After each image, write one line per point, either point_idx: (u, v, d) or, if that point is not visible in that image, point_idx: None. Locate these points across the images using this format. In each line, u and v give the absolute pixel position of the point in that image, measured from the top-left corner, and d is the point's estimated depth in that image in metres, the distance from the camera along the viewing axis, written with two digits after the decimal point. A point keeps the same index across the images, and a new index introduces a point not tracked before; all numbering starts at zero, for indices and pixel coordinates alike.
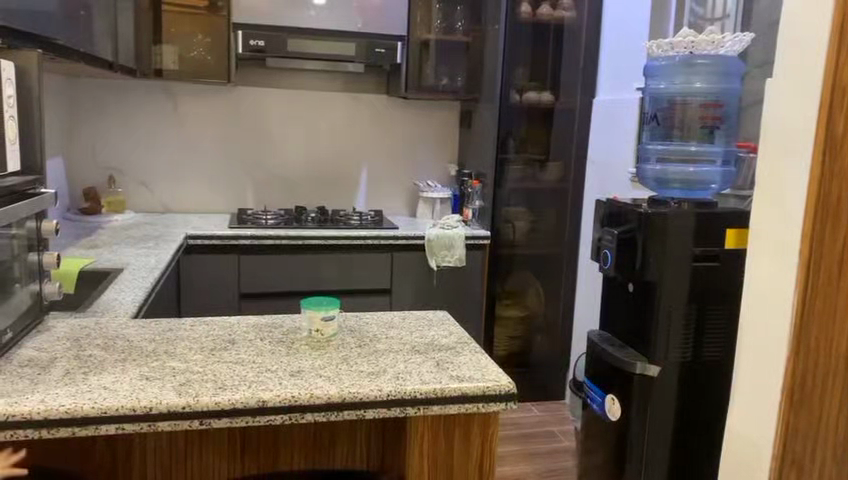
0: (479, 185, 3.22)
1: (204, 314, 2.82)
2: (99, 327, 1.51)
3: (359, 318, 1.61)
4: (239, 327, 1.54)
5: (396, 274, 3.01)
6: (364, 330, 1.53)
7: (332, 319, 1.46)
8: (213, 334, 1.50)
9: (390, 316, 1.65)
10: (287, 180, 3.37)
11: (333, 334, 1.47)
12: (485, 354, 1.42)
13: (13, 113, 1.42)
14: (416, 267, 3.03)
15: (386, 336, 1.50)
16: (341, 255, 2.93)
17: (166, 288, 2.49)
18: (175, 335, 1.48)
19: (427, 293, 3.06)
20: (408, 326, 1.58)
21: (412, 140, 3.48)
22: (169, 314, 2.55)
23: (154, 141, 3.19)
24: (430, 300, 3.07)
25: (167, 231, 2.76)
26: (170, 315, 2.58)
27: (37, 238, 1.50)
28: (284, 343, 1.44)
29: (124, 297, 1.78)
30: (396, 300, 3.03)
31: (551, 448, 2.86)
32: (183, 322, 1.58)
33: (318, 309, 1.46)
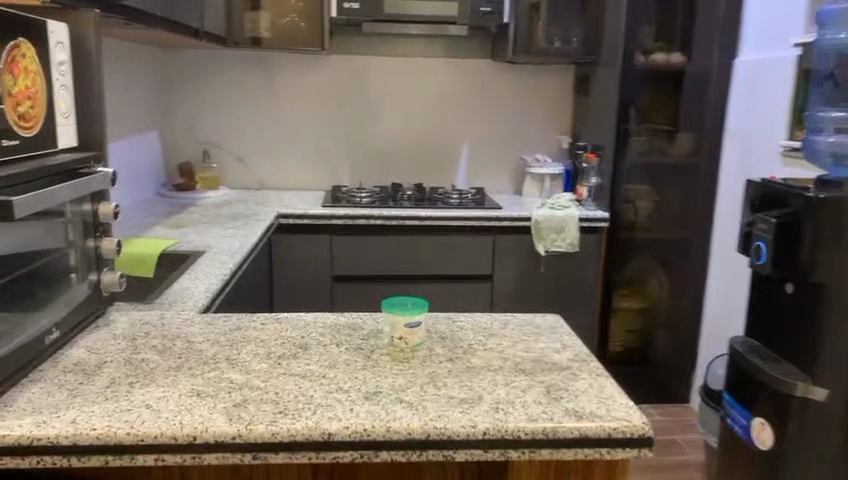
0: (595, 159, 2.87)
1: (296, 297, 2.67)
2: (161, 324, 1.34)
3: (452, 324, 1.36)
4: (314, 328, 1.33)
5: (501, 259, 2.73)
6: (458, 340, 1.28)
7: (418, 328, 1.21)
8: (284, 335, 1.29)
9: (490, 321, 1.39)
10: (385, 155, 3.15)
11: (418, 346, 1.22)
12: (609, 380, 1.13)
13: (65, 82, 1.26)
14: (523, 252, 2.74)
15: (482, 349, 1.24)
16: (440, 238, 2.68)
17: (256, 273, 2.34)
18: (243, 335, 1.29)
19: (534, 281, 2.76)
20: (512, 337, 1.31)
21: (520, 110, 3.16)
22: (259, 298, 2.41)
23: (248, 114, 3.06)
24: (538, 289, 2.77)
25: (257, 210, 2.62)
26: (259, 299, 2.44)
27: (94, 223, 1.33)
28: (362, 352, 1.21)
29: (196, 286, 1.61)
30: (500, 287, 2.75)
31: (676, 462, 2.51)
32: (254, 318, 1.39)
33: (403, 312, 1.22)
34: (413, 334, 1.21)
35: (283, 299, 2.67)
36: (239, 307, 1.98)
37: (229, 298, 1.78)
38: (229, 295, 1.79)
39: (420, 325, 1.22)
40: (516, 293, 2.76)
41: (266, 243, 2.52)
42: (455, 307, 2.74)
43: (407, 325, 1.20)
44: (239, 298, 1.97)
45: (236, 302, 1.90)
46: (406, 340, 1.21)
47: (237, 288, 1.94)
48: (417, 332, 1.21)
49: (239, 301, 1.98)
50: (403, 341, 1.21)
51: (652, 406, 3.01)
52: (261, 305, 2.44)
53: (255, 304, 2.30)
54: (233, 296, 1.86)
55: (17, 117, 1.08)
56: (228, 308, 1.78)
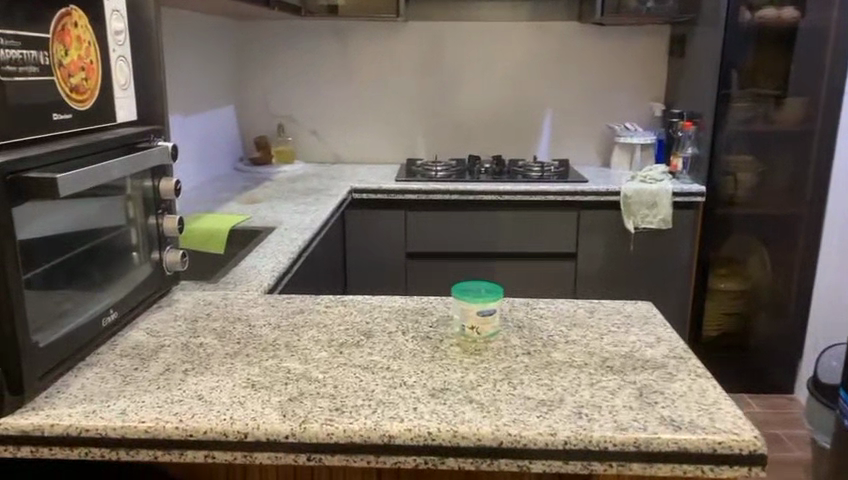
0: (692, 128, 2.64)
1: (370, 274, 2.60)
2: (223, 305, 1.29)
3: (529, 312, 1.24)
4: (380, 313, 1.24)
5: (586, 236, 2.56)
6: (536, 331, 1.16)
7: (490, 316, 1.10)
8: (348, 319, 1.21)
9: (573, 309, 1.26)
10: (464, 126, 3.02)
11: (490, 336, 1.11)
12: (711, 382, 0.98)
13: (123, 53, 1.20)
14: (610, 229, 2.55)
15: (563, 342, 1.12)
16: (521, 214, 2.54)
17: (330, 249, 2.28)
18: (305, 319, 1.21)
19: (621, 259, 2.58)
20: (596, 329, 1.17)
21: (608, 76, 2.94)
22: (332, 275, 2.35)
23: (323, 86, 2.99)
24: (625, 269, 2.59)
25: (332, 184, 2.56)
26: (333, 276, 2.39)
27: (157, 199, 1.28)
28: (430, 342, 1.10)
29: (264, 264, 1.55)
30: (584, 266, 2.59)
31: (779, 459, 2.30)
32: (317, 300, 1.31)
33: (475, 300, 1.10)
34: (485, 323, 1.10)
35: (357, 276, 2.61)
36: (312, 286, 1.93)
37: (299, 276, 1.72)
38: (299, 273, 1.73)
39: (493, 314, 1.11)
40: (602, 272, 2.59)
41: (340, 219, 2.46)
42: (537, 286, 2.60)
43: (479, 314, 1.10)
44: (312, 276, 1.92)
45: (307, 280, 1.84)
46: (478, 330, 1.10)
47: (309, 265, 1.88)
48: (490, 321, 1.10)
49: (312, 278, 1.93)
50: (474, 331, 1.10)
51: (747, 396, 2.78)
52: (335, 282, 2.39)
53: (329, 281, 2.25)
54: (304, 273, 1.80)
55: (69, 90, 1.03)
56: (298, 286, 1.72)
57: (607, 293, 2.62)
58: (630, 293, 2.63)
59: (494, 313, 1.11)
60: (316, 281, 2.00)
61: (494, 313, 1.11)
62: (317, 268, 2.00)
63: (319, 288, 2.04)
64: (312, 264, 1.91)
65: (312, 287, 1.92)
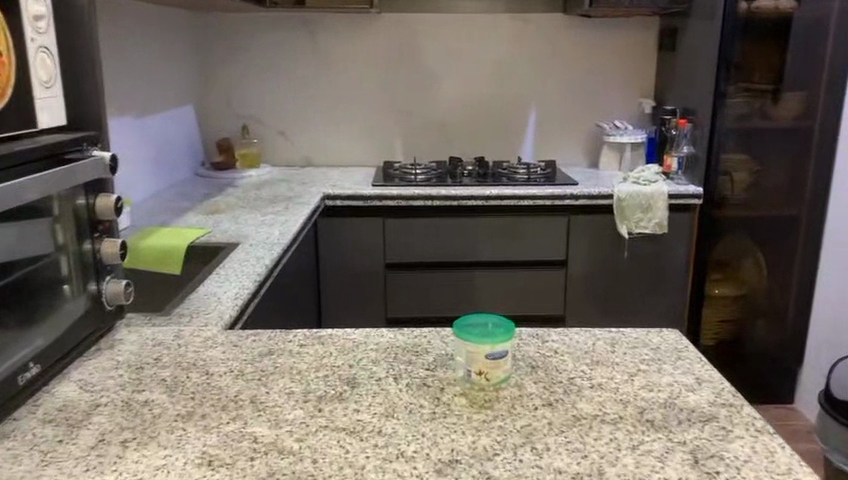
0: (687, 126, 2.49)
1: (346, 287, 2.40)
2: (174, 347, 1.07)
3: (541, 349, 1.05)
4: (365, 353, 1.04)
5: (576, 244, 2.38)
6: (553, 374, 0.97)
7: (502, 360, 0.91)
8: (327, 363, 1.01)
9: (591, 342, 1.08)
10: (442, 126, 2.83)
11: (500, 383, 0.92)
12: (776, 440, 0.81)
13: (45, 44, 0.98)
14: (602, 236, 2.39)
15: (588, 388, 0.93)
16: (508, 219, 2.36)
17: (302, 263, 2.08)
18: (274, 363, 1.01)
19: (615, 267, 2.42)
20: (623, 369, 0.99)
21: (594, 71, 2.78)
22: (305, 291, 2.14)
23: (290, 84, 2.77)
24: (617, 279, 2.43)
25: (302, 190, 2.34)
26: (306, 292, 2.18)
27: (94, 220, 1.06)
28: (430, 394, 0.91)
29: (225, 290, 1.33)
30: (576, 275, 2.41)
31: None
32: (289, 337, 1.11)
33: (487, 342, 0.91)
34: (496, 369, 0.91)
35: (332, 290, 2.40)
36: (281, 308, 1.72)
37: (265, 300, 1.51)
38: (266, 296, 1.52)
39: (505, 357, 0.92)
40: (592, 286, 2.43)
41: (311, 229, 2.25)
42: (526, 297, 2.43)
43: (488, 358, 0.91)
44: (281, 296, 1.71)
45: (275, 302, 1.63)
46: (487, 377, 0.91)
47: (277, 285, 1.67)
48: (501, 365, 0.92)
49: (281, 298, 1.72)
50: (482, 377, 0.91)
51: (763, 409, 2.64)
52: (307, 300, 2.18)
53: (301, 299, 2.04)
54: (271, 295, 1.60)
55: None
56: (265, 313, 1.51)
57: (599, 308, 2.46)
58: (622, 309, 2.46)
59: (505, 356, 0.92)
60: (287, 302, 1.79)
61: (506, 356, 0.92)
62: (287, 286, 1.79)
63: (289, 310, 1.84)
64: (280, 283, 1.70)
65: (281, 310, 1.72)
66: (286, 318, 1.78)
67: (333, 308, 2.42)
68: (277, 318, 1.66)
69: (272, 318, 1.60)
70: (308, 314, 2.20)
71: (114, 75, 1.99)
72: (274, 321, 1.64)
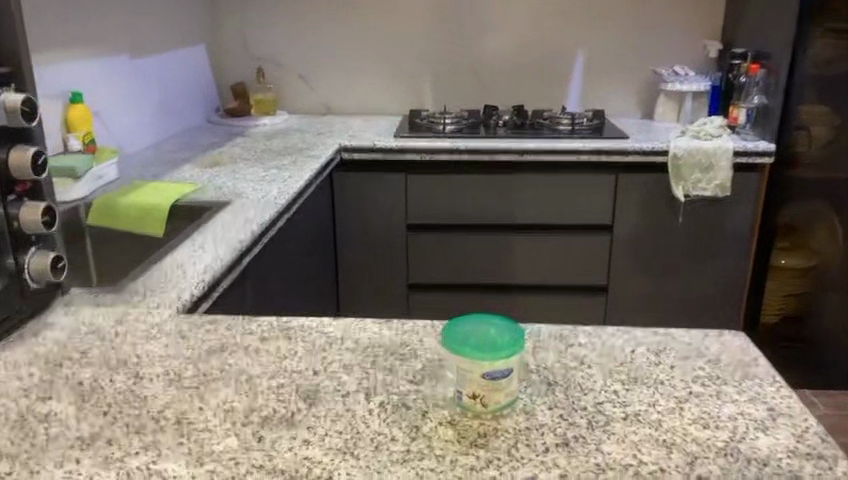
0: (759, 72, 2.15)
1: (365, 250, 2.19)
2: (110, 337, 0.87)
3: (562, 359, 0.81)
4: (338, 355, 0.82)
5: (623, 207, 2.10)
6: (575, 399, 0.73)
7: (504, 381, 0.69)
8: (285, 367, 0.80)
9: (628, 349, 0.84)
10: (477, 71, 2.54)
11: (501, 409, 0.70)
12: None
13: None
14: (654, 199, 2.10)
15: (620, 422, 0.69)
16: (546, 177, 2.09)
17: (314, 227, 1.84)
18: (221, 366, 0.80)
19: (667, 233, 2.14)
20: (669, 392, 0.75)
21: (652, 9, 2.44)
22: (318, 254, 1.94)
23: (310, 23, 2.52)
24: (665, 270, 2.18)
25: (317, 141, 2.12)
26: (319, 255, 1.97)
27: (9, 180, 0.85)
28: (406, 421, 0.69)
29: (194, 262, 1.13)
30: (622, 241, 2.14)
31: None
32: (251, 328, 0.90)
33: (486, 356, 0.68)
34: (496, 392, 0.69)
35: (350, 254, 2.20)
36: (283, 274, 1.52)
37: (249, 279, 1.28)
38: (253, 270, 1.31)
39: (510, 377, 0.69)
40: (636, 283, 2.20)
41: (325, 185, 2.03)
42: (564, 265, 2.17)
43: (485, 378, 0.68)
44: (283, 269, 1.50)
45: (271, 278, 1.41)
46: (483, 402, 0.69)
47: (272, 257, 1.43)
48: (504, 388, 0.69)
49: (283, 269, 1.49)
50: (477, 403, 0.69)
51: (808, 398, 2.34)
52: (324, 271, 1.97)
53: (315, 267, 1.84)
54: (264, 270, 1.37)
55: None
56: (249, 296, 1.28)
57: (645, 304, 2.23)
58: (670, 307, 2.23)
59: (511, 376, 0.69)
60: (292, 271, 1.58)
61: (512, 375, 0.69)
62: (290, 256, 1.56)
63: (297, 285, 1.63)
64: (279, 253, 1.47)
65: (284, 285, 1.51)
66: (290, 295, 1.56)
67: (352, 271, 2.21)
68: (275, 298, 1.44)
69: (266, 296, 1.38)
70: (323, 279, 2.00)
71: (43, 25, 1.54)
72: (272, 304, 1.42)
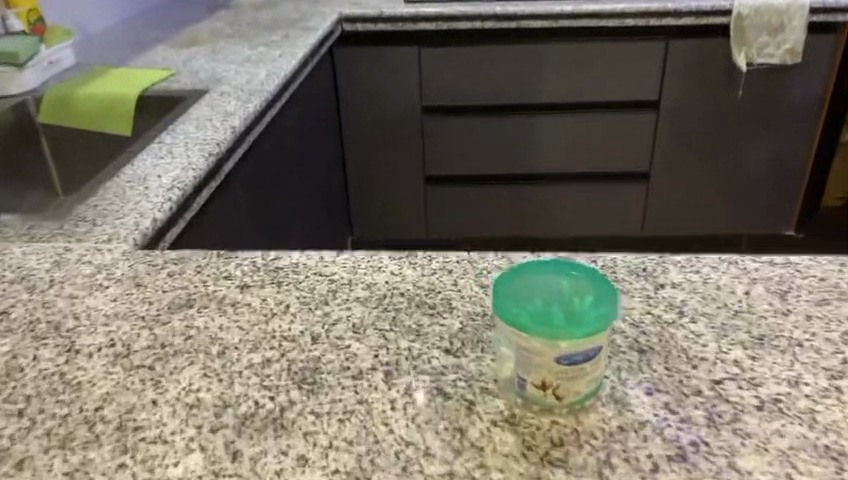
0: None
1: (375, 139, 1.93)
2: (41, 287, 0.66)
3: (653, 311, 0.59)
4: (344, 310, 0.60)
5: (671, 81, 1.81)
6: (681, 376, 0.51)
7: (584, 367, 0.47)
8: (272, 332, 0.58)
9: (742, 291, 0.61)
10: None
11: (583, 402, 0.48)
12: None
13: None
14: (704, 78, 1.81)
15: (755, 415, 0.48)
16: (585, 43, 1.78)
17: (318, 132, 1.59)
18: (186, 332, 0.59)
19: (722, 106, 1.85)
20: (816, 362, 0.52)
21: None
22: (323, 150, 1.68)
23: None
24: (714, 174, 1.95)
25: (314, 11, 1.80)
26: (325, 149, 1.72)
27: None
28: (445, 422, 0.48)
29: (160, 175, 0.89)
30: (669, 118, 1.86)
31: None
32: (227, 270, 0.68)
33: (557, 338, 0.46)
34: (575, 381, 0.47)
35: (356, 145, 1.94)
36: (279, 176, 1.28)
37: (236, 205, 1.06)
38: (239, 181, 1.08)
39: (595, 360, 0.47)
40: (681, 193, 1.97)
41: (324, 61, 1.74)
42: (603, 148, 1.91)
43: (558, 365, 0.46)
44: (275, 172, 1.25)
45: (264, 198, 1.19)
46: (555, 395, 0.47)
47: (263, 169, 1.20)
48: (586, 376, 0.47)
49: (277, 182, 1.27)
50: (548, 394, 0.48)
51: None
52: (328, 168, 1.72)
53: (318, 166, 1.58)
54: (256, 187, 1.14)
55: None
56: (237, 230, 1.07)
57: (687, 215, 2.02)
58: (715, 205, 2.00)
59: (598, 356, 0.47)
60: (290, 180, 1.36)
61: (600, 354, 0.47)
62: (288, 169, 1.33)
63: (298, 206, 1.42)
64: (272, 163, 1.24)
65: (280, 198, 1.28)
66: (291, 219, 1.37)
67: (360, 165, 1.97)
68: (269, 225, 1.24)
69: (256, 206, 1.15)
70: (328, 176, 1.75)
71: None
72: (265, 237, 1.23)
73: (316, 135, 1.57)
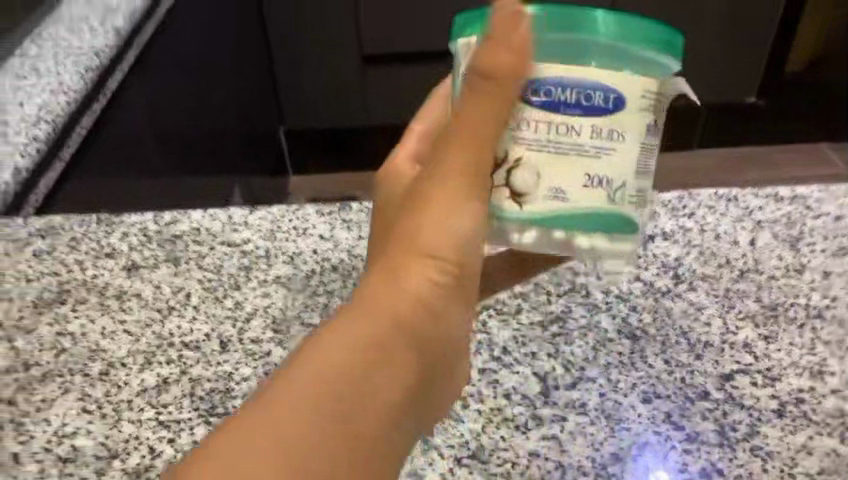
0: None
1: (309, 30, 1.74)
2: None
3: (643, 278, 0.48)
4: (260, 296, 0.49)
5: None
6: (684, 372, 0.42)
7: (557, 122, 0.35)
8: (169, 337, 0.46)
9: (746, 240, 0.51)
10: None
11: (568, 225, 0.36)
12: None
13: None
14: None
15: (775, 425, 0.39)
16: None
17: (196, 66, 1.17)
18: (56, 344, 0.46)
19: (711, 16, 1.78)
20: (841, 341, 0.43)
21: None
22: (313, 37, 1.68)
23: None
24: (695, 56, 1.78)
25: None
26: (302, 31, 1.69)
27: None
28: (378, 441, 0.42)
29: (26, 100, 0.72)
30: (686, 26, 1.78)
31: None
32: (110, 245, 0.54)
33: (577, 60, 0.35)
34: (547, 163, 0.36)
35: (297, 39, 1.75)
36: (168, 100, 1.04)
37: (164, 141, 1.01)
38: (129, 105, 0.89)
39: (598, 118, 0.35)
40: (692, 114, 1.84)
41: None
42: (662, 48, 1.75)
43: (517, 134, 0.36)
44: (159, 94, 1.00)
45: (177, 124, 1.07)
46: (514, 191, 0.36)
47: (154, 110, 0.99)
48: (576, 163, 0.36)
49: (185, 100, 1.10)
50: (508, 201, 0.37)
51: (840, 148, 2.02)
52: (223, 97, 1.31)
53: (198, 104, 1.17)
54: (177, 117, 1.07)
55: None
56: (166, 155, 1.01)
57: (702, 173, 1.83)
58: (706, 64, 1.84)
59: (619, 109, 0.35)
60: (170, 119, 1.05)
61: (620, 114, 0.35)
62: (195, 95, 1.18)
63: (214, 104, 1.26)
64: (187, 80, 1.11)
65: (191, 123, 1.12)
66: (210, 128, 1.22)
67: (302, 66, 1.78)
68: (188, 149, 1.10)
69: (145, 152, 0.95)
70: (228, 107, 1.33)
71: None
72: (185, 158, 1.08)
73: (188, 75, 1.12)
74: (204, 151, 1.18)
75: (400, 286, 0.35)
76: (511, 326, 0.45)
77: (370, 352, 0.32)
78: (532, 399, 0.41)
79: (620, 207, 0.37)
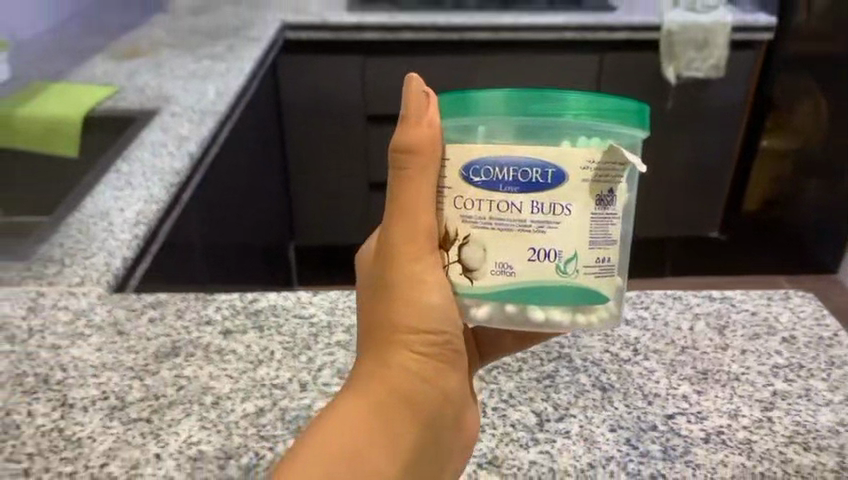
0: None
1: (327, 161, 1.98)
2: (22, 338, 0.67)
3: (611, 350, 0.66)
4: (328, 351, 0.65)
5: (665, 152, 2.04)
6: (639, 412, 0.58)
7: (496, 198, 0.42)
8: (262, 380, 0.62)
9: (687, 325, 0.69)
10: None
11: (518, 299, 0.43)
12: None
13: None
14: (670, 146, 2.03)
15: (703, 447, 0.55)
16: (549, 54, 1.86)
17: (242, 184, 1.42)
18: (176, 383, 0.62)
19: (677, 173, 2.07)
20: (751, 394, 0.60)
21: None
22: (344, 167, 1.99)
23: None
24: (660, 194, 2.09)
25: (253, 19, 1.81)
26: (334, 162, 1.98)
27: None
28: None
29: (123, 208, 0.91)
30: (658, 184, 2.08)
31: None
32: (207, 314, 0.71)
33: (518, 138, 0.42)
34: (492, 241, 0.43)
35: (317, 166, 1.99)
36: (222, 211, 1.26)
37: (217, 247, 1.22)
38: (195, 216, 1.07)
39: (538, 194, 0.42)
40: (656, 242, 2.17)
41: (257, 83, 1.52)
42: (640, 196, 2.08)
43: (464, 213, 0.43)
44: (217, 207, 1.22)
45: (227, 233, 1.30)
46: (464, 264, 0.44)
47: (214, 218, 1.21)
48: (518, 239, 0.42)
49: (232, 211, 1.33)
50: (460, 276, 0.44)
51: (793, 281, 2.28)
52: (255, 211, 1.55)
53: (239, 217, 1.38)
54: (226, 227, 1.29)
55: None
56: (215, 256, 1.21)
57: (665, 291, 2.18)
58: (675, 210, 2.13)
59: (561, 183, 0.41)
60: (224, 225, 1.27)
61: (562, 186, 0.41)
62: (242, 206, 1.42)
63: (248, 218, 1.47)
64: (235, 194, 1.34)
65: (233, 233, 1.33)
66: (247, 237, 1.45)
67: (322, 190, 2.02)
68: (230, 252, 1.31)
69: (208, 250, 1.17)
70: (257, 219, 1.56)
71: None
72: (227, 261, 1.29)
73: (234, 192, 1.34)
74: (240, 257, 1.39)
75: (383, 358, 0.46)
76: (514, 378, 0.62)
77: (360, 414, 0.45)
78: (531, 426, 0.57)
79: (573, 278, 0.43)
